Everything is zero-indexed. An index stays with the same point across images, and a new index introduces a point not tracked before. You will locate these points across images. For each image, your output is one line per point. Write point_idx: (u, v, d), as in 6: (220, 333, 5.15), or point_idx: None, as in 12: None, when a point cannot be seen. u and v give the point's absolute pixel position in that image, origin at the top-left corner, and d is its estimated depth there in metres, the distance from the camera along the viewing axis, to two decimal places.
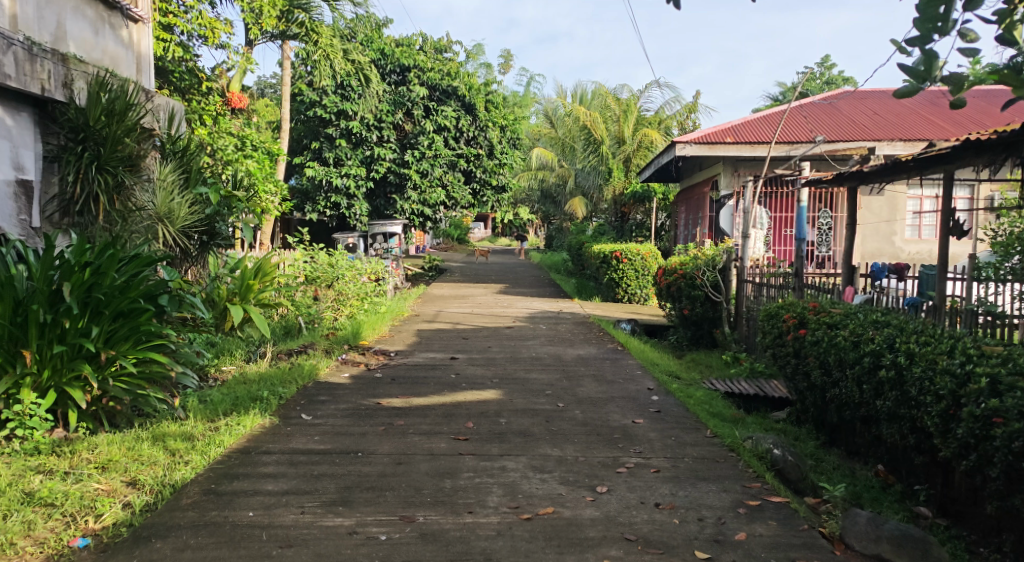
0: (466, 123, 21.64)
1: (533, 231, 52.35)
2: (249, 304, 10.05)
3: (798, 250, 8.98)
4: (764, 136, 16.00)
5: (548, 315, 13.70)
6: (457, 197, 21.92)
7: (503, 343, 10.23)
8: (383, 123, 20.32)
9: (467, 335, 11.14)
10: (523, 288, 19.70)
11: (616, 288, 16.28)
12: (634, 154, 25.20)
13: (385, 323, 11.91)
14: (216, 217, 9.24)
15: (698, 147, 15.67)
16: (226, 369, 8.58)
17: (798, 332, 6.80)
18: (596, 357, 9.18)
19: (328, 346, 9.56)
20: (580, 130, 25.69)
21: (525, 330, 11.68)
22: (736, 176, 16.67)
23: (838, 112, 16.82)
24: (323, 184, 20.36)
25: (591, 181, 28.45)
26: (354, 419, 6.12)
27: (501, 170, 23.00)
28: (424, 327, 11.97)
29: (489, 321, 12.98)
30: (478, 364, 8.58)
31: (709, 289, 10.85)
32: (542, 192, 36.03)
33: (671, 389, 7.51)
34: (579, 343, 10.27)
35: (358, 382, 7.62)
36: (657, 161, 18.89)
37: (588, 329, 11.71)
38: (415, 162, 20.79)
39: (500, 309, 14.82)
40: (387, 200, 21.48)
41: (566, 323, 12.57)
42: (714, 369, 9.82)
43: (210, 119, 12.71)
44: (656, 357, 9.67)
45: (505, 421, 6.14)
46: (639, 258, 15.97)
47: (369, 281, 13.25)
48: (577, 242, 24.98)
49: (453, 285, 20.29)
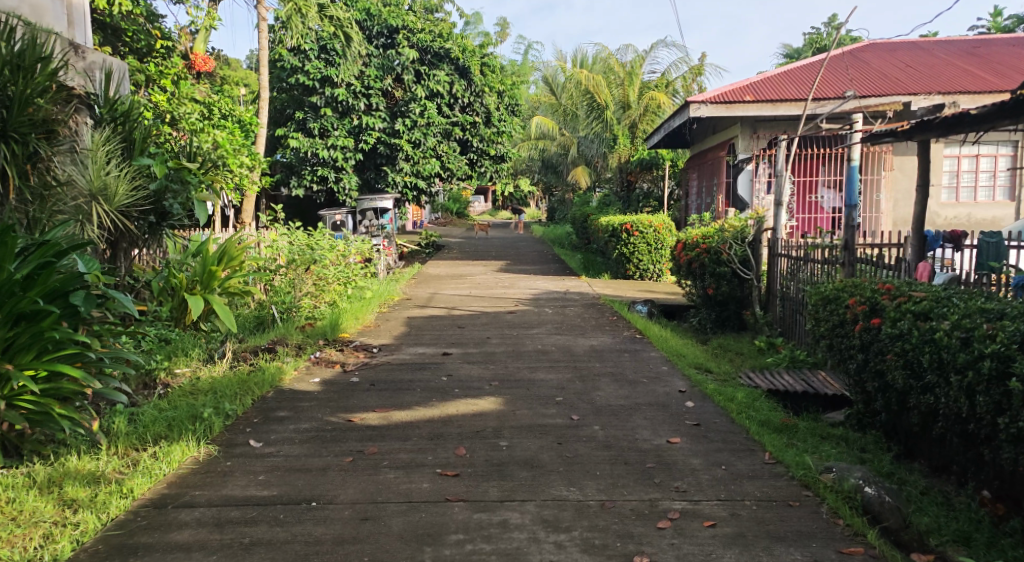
0: (460, 89, 20.24)
1: (534, 204, 50.93)
2: (212, 293, 8.85)
3: (849, 219, 7.67)
4: (787, 93, 14.72)
5: (554, 297, 12.41)
6: (453, 168, 20.55)
7: (504, 332, 8.95)
8: (371, 90, 19.12)
9: (463, 322, 9.87)
10: (526, 265, 18.39)
11: (626, 263, 14.91)
12: (641, 119, 23.77)
13: (371, 310, 10.60)
14: (166, 191, 7.83)
15: (714, 107, 14.55)
16: (179, 373, 7.32)
17: (868, 321, 5.45)
18: (613, 349, 7.88)
19: (301, 342, 8.23)
20: (582, 95, 24.30)
21: (528, 315, 10.39)
22: (756, 139, 15.51)
23: (868, 66, 15.44)
24: (308, 157, 19.05)
25: (595, 148, 27.05)
26: (315, 446, 4.83)
27: (500, 139, 21.59)
28: (415, 314, 10.69)
29: (489, 305, 11.70)
30: (475, 362, 7.30)
31: (738, 265, 9.55)
32: (543, 162, 34.60)
33: (706, 389, 6.22)
34: (590, 330, 8.99)
35: (328, 389, 6.33)
36: (668, 124, 17.56)
37: (600, 313, 10.41)
38: (407, 131, 19.45)
39: (501, 290, 13.54)
40: (378, 172, 20.12)
41: (574, 305, 11.29)
42: (746, 360, 8.52)
43: (170, 83, 11.45)
44: (681, 345, 8.34)
45: (507, 444, 4.86)
46: (651, 230, 14.66)
47: (354, 264, 11.90)
48: (581, 214, 23.61)
49: (450, 263, 18.98)
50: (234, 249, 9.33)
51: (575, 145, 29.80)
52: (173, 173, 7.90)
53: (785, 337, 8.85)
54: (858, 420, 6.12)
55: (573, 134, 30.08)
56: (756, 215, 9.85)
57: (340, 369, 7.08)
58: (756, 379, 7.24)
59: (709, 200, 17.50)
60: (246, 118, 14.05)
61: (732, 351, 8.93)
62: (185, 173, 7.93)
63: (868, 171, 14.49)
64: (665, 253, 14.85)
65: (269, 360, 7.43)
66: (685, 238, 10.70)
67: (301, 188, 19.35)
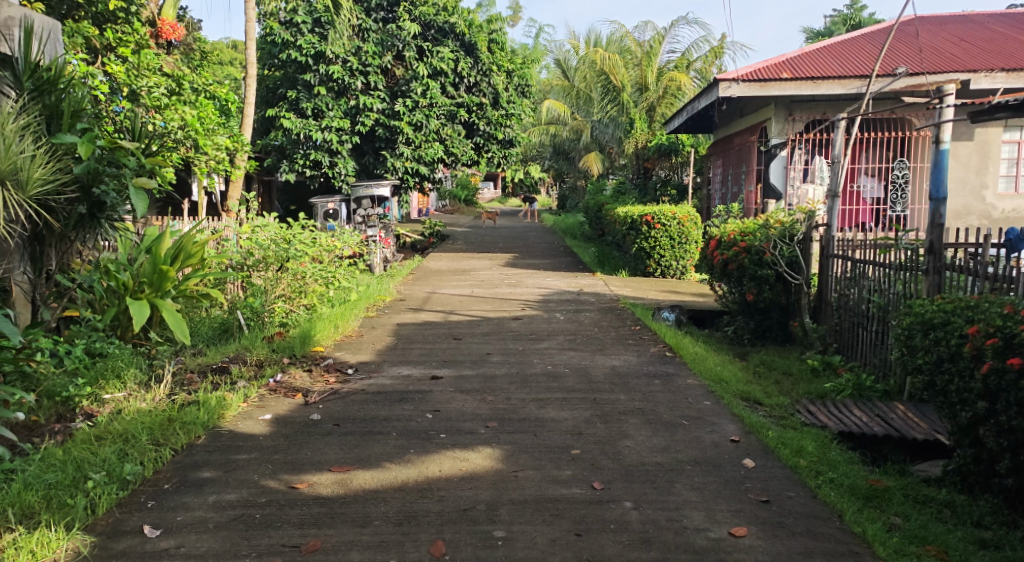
0: (465, 68, 18.79)
1: (545, 191, 49.39)
2: (165, 298, 7.47)
3: (933, 216, 6.27)
4: (828, 70, 13.30)
5: (567, 298, 11.01)
6: (458, 153, 19.08)
7: (507, 346, 7.53)
8: (369, 68, 17.75)
9: (459, 331, 8.49)
10: (535, 258, 16.95)
11: (646, 258, 13.52)
12: (659, 102, 22.44)
13: (355, 314, 9.18)
14: (98, 176, 6.51)
15: (747, 86, 13.15)
16: (110, 398, 5.93)
17: (1000, 363, 4.06)
18: (640, 373, 6.45)
19: (262, 358, 6.81)
20: (596, 76, 22.87)
21: (537, 323, 8.97)
22: (790, 122, 14.06)
23: (916, 42, 14.01)
24: (301, 139, 17.67)
25: (610, 132, 25.56)
26: (234, 535, 3.52)
27: (508, 122, 20.07)
28: (407, 319, 9.30)
29: (492, 307, 10.27)
30: (469, 391, 5.90)
31: (784, 268, 8.07)
32: (554, 148, 33.12)
33: (767, 438, 4.79)
34: (610, 345, 7.57)
35: (277, 431, 4.92)
36: (693, 105, 16.09)
37: (620, 321, 8.95)
38: (408, 113, 18.02)
39: (507, 288, 12.12)
40: (377, 156, 18.70)
41: (591, 310, 9.89)
42: (799, 384, 7.08)
43: (130, 53, 10.18)
44: (721, 368, 6.91)
45: (504, 536, 3.54)
46: (674, 223, 13.23)
47: (342, 257, 10.47)
48: (595, 203, 22.18)
49: (453, 256, 17.58)
50: (191, 243, 7.97)
51: (590, 129, 28.38)
52: (105, 152, 6.65)
53: (844, 356, 7.44)
54: (965, 480, 4.63)
55: (585, 118, 28.62)
56: (805, 208, 8.36)
57: (303, 400, 5.68)
58: (818, 415, 5.82)
59: (736, 190, 16.02)
60: (227, 97, 12.75)
61: (778, 372, 7.51)
62: (121, 153, 6.70)
63: (917, 157, 13.12)
64: (689, 248, 13.42)
65: (215, 386, 6.02)
66: (720, 233, 9.22)
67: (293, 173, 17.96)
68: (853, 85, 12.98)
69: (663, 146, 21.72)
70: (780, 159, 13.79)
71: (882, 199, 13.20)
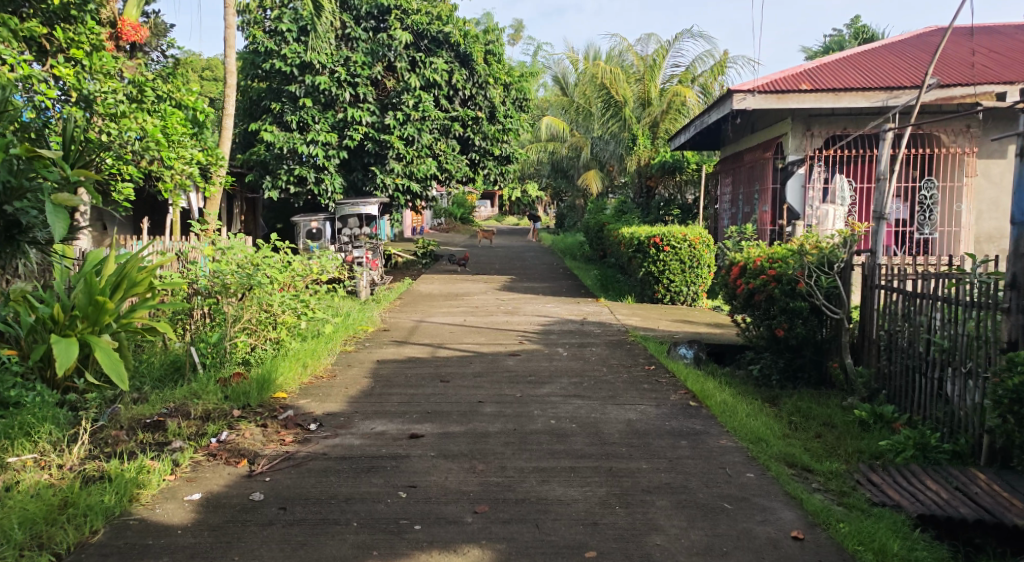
0: (460, 79, 17.78)
1: (543, 209, 48.35)
2: (103, 333, 6.41)
3: (1015, 245, 5.32)
4: (851, 81, 12.27)
5: (570, 329, 9.91)
6: (452, 169, 18.00)
7: (502, 391, 6.47)
8: (358, 79, 16.79)
9: (447, 369, 7.41)
10: (534, 281, 15.87)
11: (654, 283, 12.49)
12: (663, 118, 21.54)
13: (330, 348, 8.08)
14: (17, 193, 5.87)
15: (763, 98, 12.14)
16: (14, 462, 4.70)
17: None
18: (662, 431, 5.38)
19: (209, 410, 5.65)
20: (596, 91, 21.91)
21: (537, 360, 7.89)
22: (808, 137, 13.03)
23: (944, 53, 13.08)
24: (285, 154, 16.63)
25: (611, 149, 24.56)
26: None
27: (506, 137, 18.99)
28: (390, 355, 8.21)
29: (486, 340, 9.16)
30: (455, 457, 4.83)
31: (820, 301, 6.97)
32: (552, 165, 32.12)
33: (841, 534, 3.80)
34: (622, 390, 6.49)
35: (202, 521, 3.84)
36: (703, 119, 15.11)
37: (632, 360, 7.86)
38: (398, 126, 16.98)
39: (503, 316, 11.03)
40: (366, 173, 17.63)
41: (597, 343, 8.80)
42: (845, 442, 6.01)
43: (83, 55, 9.20)
44: (756, 421, 5.84)
45: None
46: (685, 245, 12.15)
47: (321, 281, 9.36)
48: (596, 222, 21.12)
49: (446, 278, 16.50)
50: (136, 270, 6.91)
51: (590, 146, 27.40)
52: (23, 163, 5.87)
53: (895, 405, 6.37)
54: None
55: (585, 134, 27.65)
56: (845, 232, 7.25)
57: (246, 470, 4.58)
58: (882, 485, 4.77)
59: (747, 210, 15.00)
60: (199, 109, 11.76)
61: (817, 425, 6.44)
62: (40, 164, 5.87)
63: (945, 177, 12.12)
64: (701, 273, 12.36)
65: (143, 448, 4.91)
66: (744, 259, 8.12)
67: (276, 190, 16.90)
68: (878, 98, 11.94)
69: (666, 163, 20.60)
70: (798, 177, 13.08)
71: (907, 220, 12.19)
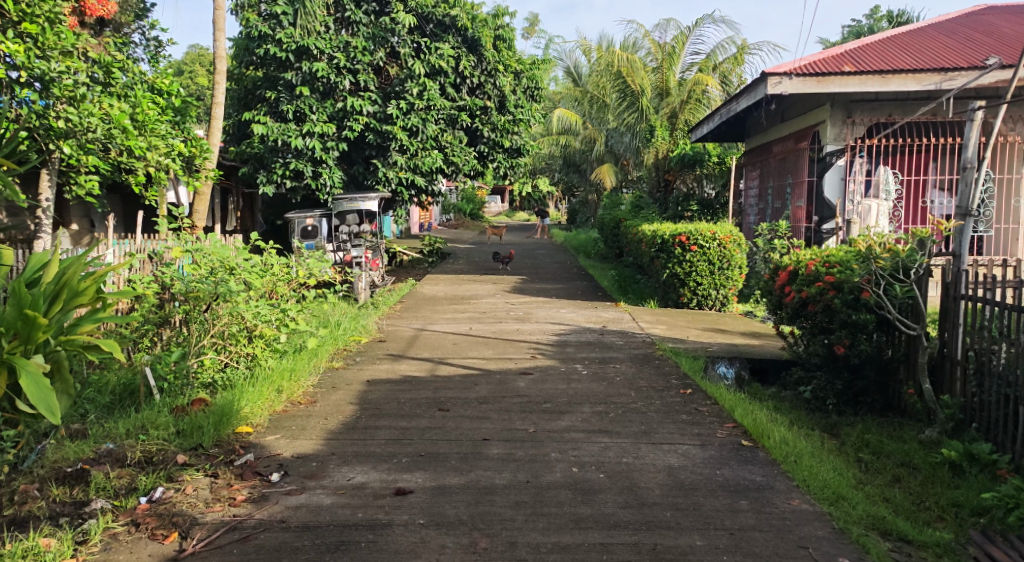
0: (468, 66, 16.64)
1: (554, 205, 47.18)
2: (36, 354, 5.40)
3: None
4: (899, 61, 11.10)
5: (588, 340, 8.80)
6: (459, 162, 16.85)
7: (512, 424, 5.39)
8: (358, 66, 15.69)
9: (448, 393, 6.34)
10: (546, 282, 14.76)
11: (679, 286, 11.38)
12: (682, 108, 20.35)
13: (313, 365, 7.03)
14: None
15: (801, 81, 10.98)
16: None
17: None
18: (711, 485, 4.30)
19: (148, 453, 4.59)
20: (611, 80, 20.77)
21: (554, 381, 6.80)
22: (849, 125, 11.89)
23: (1000, 31, 11.91)
24: (280, 147, 15.57)
25: (627, 141, 23.37)
26: None
27: (517, 128, 17.82)
28: (383, 373, 7.12)
29: (494, 353, 8.06)
30: (451, 528, 3.78)
31: (891, 314, 5.85)
32: (565, 159, 30.96)
33: None
34: (656, 424, 5.40)
35: None
36: (731, 106, 13.96)
37: (664, 380, 6.75)
38: (401, 116, 15.85)
39: (513, 324, 9.93)
40: (367, 166, 16.52)
41: (621, 359, 7.70)
42: (930, 492, 4.92)
43: (37, 30, 7.74)
44: (824, 465, 4.74)
45: None
46: (714, 244, 11.01)
47: (307, 287, 8.31)
48: (611, 218, 19.99)
49: (452, 279, 15.41)
50: (79, 277, 5.82)
51: (604, 138, 26.24)
52: None
53: (992, 443, 5.23)
54: None
55: (599, 127, 26.48)
56: (918, 231, 6.09)
57: (173, 549, 3.61)
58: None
59: (778, 206, 13.86)
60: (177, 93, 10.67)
61: (892, 467, 5.34)
62: None
63: (1003, 169, 10.86)
64: (732, 275, 11.23)
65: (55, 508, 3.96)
66: (793, 264, 6.98)
67: (271, 185, 15.82)
68: (930, 81, 10.77)
69: (686, 156, 19.41)
70: (837, 169, 11.92)
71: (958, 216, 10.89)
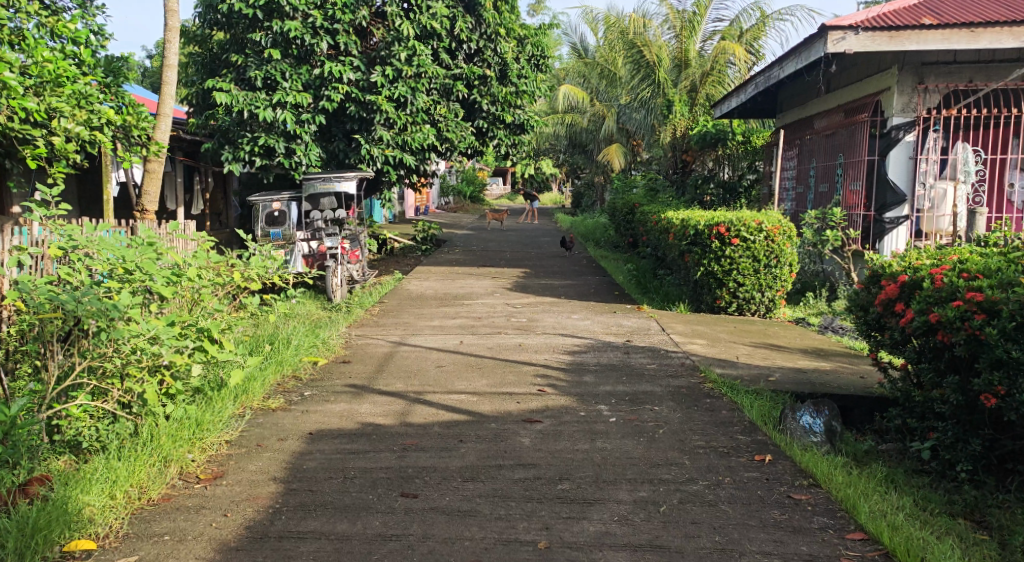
0: (464, 28, 14.56)
1: (559, 187, 45.02)
2: None
3: None
4: (990, 12, 9.08)
5: (613, 362, 6.84)
6: (454, 139, 14.79)
7: (511, 533, 3.48)
8: (337, 25, 13.64)
9: (422, 461, 4.40)
10: (552, 278, 12.76)
11: (716, 288, 9.40)
12: (703, 80, 18.23)
13: (233, 409, 5.07)
14: None
15: (870, 36, 8.98)
16: None
17: None
18: None
19: None
20: (624, 49, 18.65)
21: (572, 434, 4.85)
22: (921, 93, 9.86)
23: None
24: (247, 120, 13.54)
25: (639, 119, 21.30)
26: None
27: (519, 101, 15.71)
28: (336, 419, 5.17)
29: (491, 382, 6.11)
30: None
31: None
32: (571, 139, 28.84)
33: None
34: (737, 532, 3.50)
35: None
36: (770, 73, 11.85)
37: (726, 436, 4.80)
38: (388, 85, 13.79)
39: (514, 336, 7.97)
40: (349, 142, 14.43)
41: (658, 396, 5.76)
42: None
43: None
44: None
45: None
46: (759, 238, 9.10)
47: (242, 300, 6.34)
48: (623, 203, 17.94)
49: (445, 273, 13.40)
50: None
51: (614, 116, 24.10)
52: None
53: None
54: None
55: (609, 104, 24.35)
56: None
57: None
58: None
59: (825, 191, 11.83)
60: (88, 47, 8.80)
61: None
62: None
63: None
64: (781, 274, 9.28)
65: None
66: (906, 273, 5.02)
67: (237, 163, 13.85)
68: None
69: (708, 134, 17.20)
70: (907, 144, 9.89)
71: None
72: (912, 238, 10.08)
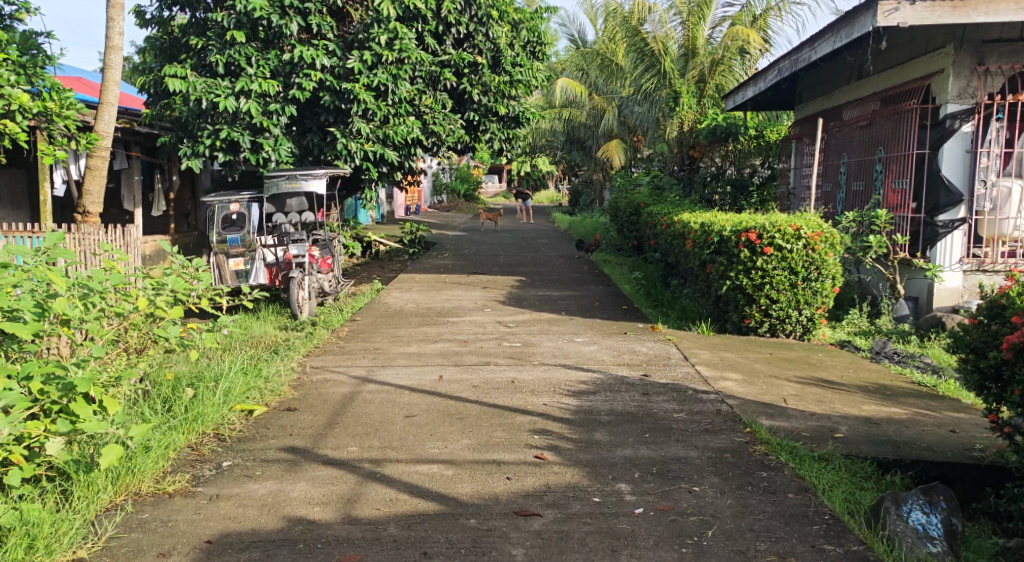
0: (452, 9, 13.02)
1: (556, 183, 43.55)
2: None
3: None
4: None
5: (630, 408, 5.37)
6: (441, 132, 13.29)
7: None
8: (309, 4, 12.13)
9: None
10: (549, 288, 11.28)
11: (744, 304, 7.95)
12: (713, 70, 16.70)
13: (105, 503, 3.66)
14: None
15: (928, 7, 7.53)
16: None
17: None
18: None
19: None
20: (626, 36, 17.12)
21: (584, 542, 3.42)
22: (981, 76, 8.43)
23: None
24: (207, 110, 12.04)
25: (641, 112, 19.79)
26: None
27: (514, 92, 14.17)
28: (255, 510, 3.71)
29: (473, 443, 4.64)
30: None
31: None
32: (568, 135, 27.31)
33: None
34: None
35: None
36: (800, 55, 10.37)
37: (806, 545, 3.38)
38: (366, 72, 12.30)
39: (506, 368, 6.49)
40: (324, 136, 12.93)
41: (697, 465, 4.31)
42: None
43: None
44: None
45: None
46: (798, 247, 7.66)
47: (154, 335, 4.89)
48: (626, 202, 16.48)
49: (429, 282, 11.92)
50: None
51: (615, 108, 22.56)
52: None
53: None
54: None
55: (609, 96, 22.83)
56: None
57: None
58: None
59: (861, 188, 10.36)
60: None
61: None
62: None
63: None
64: (823, 289, 7.83)
65: None
66: None
67: (197, 159, 12.35)
68: None
69: (718, 128, 15.36)
70: (964, 135, 8.46)
71: None
72: (968, 244, 8.59)
